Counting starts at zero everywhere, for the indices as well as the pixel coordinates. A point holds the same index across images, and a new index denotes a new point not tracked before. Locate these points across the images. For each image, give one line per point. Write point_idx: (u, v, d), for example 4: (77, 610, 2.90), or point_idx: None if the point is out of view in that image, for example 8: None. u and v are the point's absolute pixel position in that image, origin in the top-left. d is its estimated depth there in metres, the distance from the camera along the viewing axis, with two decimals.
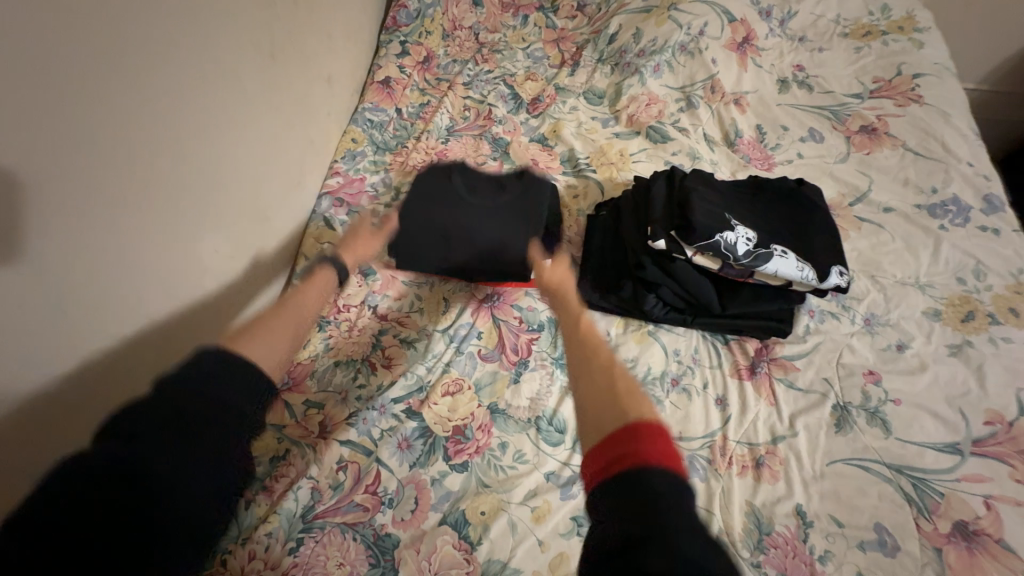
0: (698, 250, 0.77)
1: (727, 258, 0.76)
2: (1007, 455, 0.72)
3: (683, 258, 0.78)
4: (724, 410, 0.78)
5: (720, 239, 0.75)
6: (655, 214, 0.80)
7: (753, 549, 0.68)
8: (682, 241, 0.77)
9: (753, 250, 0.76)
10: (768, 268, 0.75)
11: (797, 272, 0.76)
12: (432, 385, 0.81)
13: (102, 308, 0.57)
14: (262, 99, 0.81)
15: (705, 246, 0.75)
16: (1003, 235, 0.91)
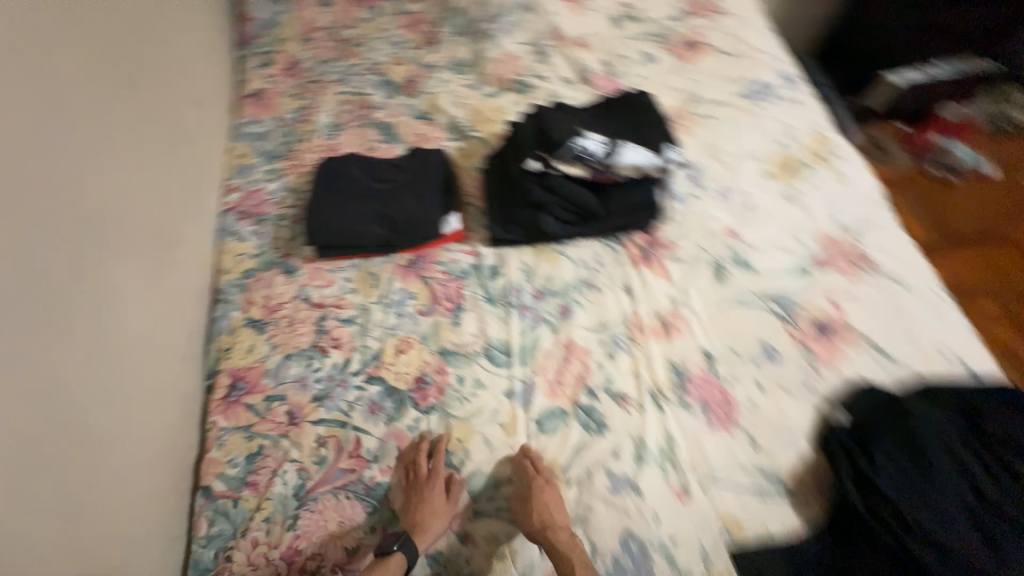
0: (563, 161, 0.92)
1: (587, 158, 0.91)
2: (838, 262, 0.93)
3: (557, 172, 0.93)
4: (631, 294, 0.92)
5: (575, 146, 0.91)
6: (524, 147, 0.97)
7: (678, 391, 0.84)
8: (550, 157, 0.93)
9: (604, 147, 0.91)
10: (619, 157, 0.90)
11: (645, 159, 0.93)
12: (385, 349, 0.87)
13: (36, 351, 0.58)
14: (131, 132, 0.82)
15: (565, 153, 0.91)
16: (802, 102, 1.14)
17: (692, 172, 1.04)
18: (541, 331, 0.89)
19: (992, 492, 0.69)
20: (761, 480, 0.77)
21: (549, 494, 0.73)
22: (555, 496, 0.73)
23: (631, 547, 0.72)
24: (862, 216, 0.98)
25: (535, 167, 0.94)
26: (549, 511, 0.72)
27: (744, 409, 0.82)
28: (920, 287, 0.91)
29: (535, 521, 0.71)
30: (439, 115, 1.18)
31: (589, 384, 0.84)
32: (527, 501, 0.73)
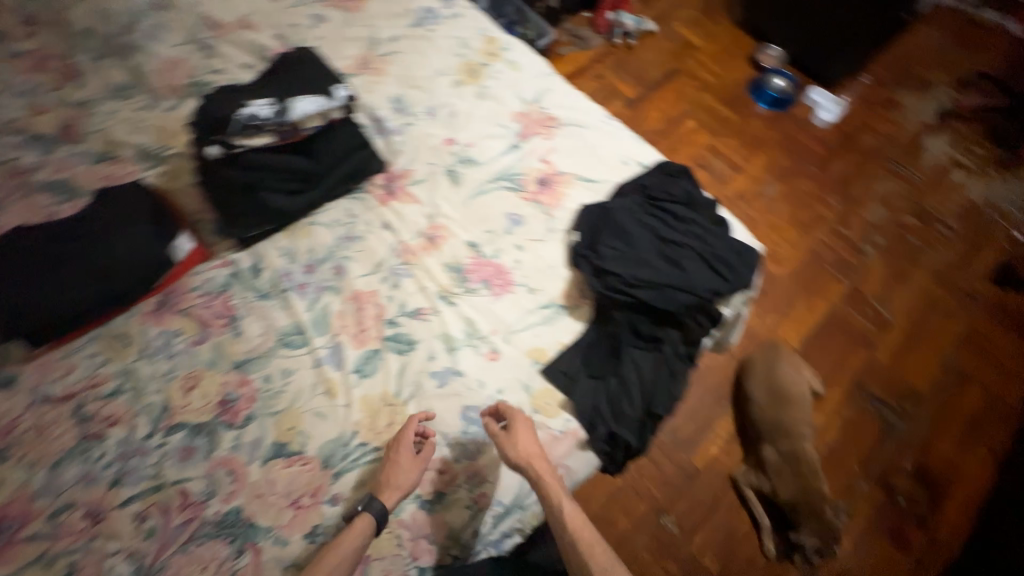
0: (240, 136, 0.89)
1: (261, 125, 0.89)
2: (536, 129, 1.13)
3: (242, 149, 0.90)
4: (391, 228, 1.00)
5: (242, 118, 0.88)
6: (202, 138, 0.90)
7: (462, 283, 0.96)
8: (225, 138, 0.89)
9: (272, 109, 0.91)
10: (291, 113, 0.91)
11: (316, 104, 0.93)
12: (171, 396, 0.81)
13: None
14: None
15: (236, 128, 0.88)
16: (463, 15, 1.29)
17: (397, 103, 1.13)
18: (326, 298, 0.92)
19: (668, 232, 0.95)
20: (546, 311, 0.94)
21: (523, 424, 0.79)
22: (523, 428, 0.79)
23: (472, 416, 0.84)
24: (538, 87, 1.19)
25: (217, 152, 0.90)
26: (526, 445, 0.77)
27: (515, 270, 0.98)
28: (594, 122, 1.16)
29: (517, 452, 0.77)
30: (121, 149, 1.05)
31: (388, 318, 0.91)
32: (508, 437, 0.79)
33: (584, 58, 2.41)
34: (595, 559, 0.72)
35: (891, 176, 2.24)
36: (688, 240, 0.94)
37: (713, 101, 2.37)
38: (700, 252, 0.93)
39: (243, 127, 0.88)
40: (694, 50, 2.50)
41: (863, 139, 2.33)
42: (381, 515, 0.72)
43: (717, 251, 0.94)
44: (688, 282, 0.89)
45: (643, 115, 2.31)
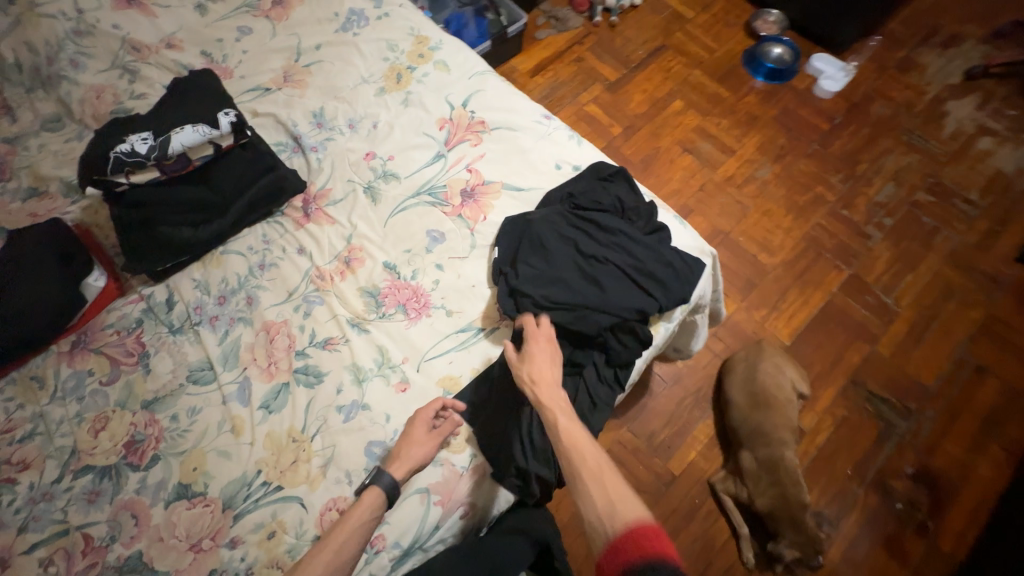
0: (121, 173, 0.87)
1: (143, 162, 0.88)
2: (463, 136, 1.06)
3: (125, 185, 0.88)
4: (306, 252, 0.96)
5: (121, 154, 0.87)
6: (85, 175, 0.88)
7: (376, 309, 0.92)
8: (106, 176, 0.87)
9: (154, 143, 0.88)
10: (172, 148, 0.88)
11: (197, 134, 0.90)
12: (79, 438, 0.82)
13: None
14: None
15: (115, 166, 0.86)
16: (392, 15, 1.20)
17: (318, 118, 1.08)
18: (237, 330, 0.90)
19: (590, 245, 0.88)
20: (463, 335, 0.89)
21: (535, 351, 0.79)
22: (536, 352, 0.79)
23: (375, 452, 0.81)
24: (468, 89, 1.11)
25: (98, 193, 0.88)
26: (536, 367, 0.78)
27: (433, 292, 0.93)
28: (527, 123, 1.07)
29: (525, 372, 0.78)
30: (48, 184, 1.05)
31: (298, 349, 0.89)
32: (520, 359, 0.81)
33: (563, 40, 2.28)
34: (588, 464, 0.69)
35: (906, 149, 2.02)
36: (610, 254, 0.87)
37: (702, 77, 2.19)
38: (622, 266, 0.86)
39: (122, 165, 0.87)
40: (683, 22, 2.32)
41: (874, 108, 2.10)
42: (391, 489, 0.72)
43: (644, 263, 0.86)
44: (606, 300, 0.82)
45: (626, 97, 2.15)
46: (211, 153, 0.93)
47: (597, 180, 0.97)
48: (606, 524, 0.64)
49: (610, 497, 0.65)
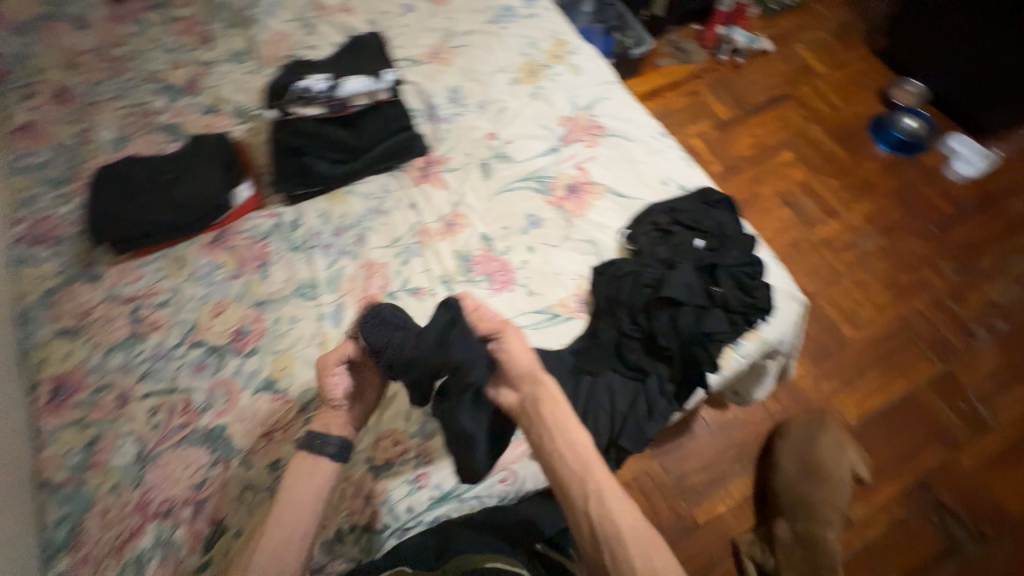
0: (298, 104, 1.01)
1: (316, 97, 1.00)
2: (579, 136, 1.11)
3: (297, 116, 1.01)
4: (416, 207, 1.05)
5: (301, 89, 1.00)
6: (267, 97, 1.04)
7: (466, 273, 0.98)
8: (285, 105, 1.01)
9: (328, 84, 1.01)
10: (343, 90, 1.01)
11: (363, 83, 1.02)
12: (201, 316, 0.95)
13: None
14: None
15: (296, 97, 1.00)
16: (539, 16, 1.30)
17: (453, 93, 1.18)
18: (343, 261, 1.01)
19: (632, 282, 0.88)
20: (538, 316, 0.93)
21: (544, 375, 0.74)
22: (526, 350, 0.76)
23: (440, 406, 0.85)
24: (594, 94, 1.16)
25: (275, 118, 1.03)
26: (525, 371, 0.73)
27: (520, 270, 0.98)
28: (643, 137, 1.11)
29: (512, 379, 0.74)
30: (224, 105, 1.24)
31: (390, 290, 0.97)
32: (501, 368, 0.75)
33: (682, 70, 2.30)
34: (624, 516, 0.63)
35: None
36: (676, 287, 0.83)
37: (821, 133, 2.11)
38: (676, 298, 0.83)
39: (301, 98, 1.01)
40: (811, 75, 2.26)
41: (1010, 203, 1.92)
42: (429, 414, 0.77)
43: (695, 297, 0.84)
44: (642, 357, 0.85)
45: (734, 137, 2.12)
46: (368, 103, 1.03)
47: (702, 203, 0.97)
48: (592, 513, 0.64)
49: (597, 487, 0.65)
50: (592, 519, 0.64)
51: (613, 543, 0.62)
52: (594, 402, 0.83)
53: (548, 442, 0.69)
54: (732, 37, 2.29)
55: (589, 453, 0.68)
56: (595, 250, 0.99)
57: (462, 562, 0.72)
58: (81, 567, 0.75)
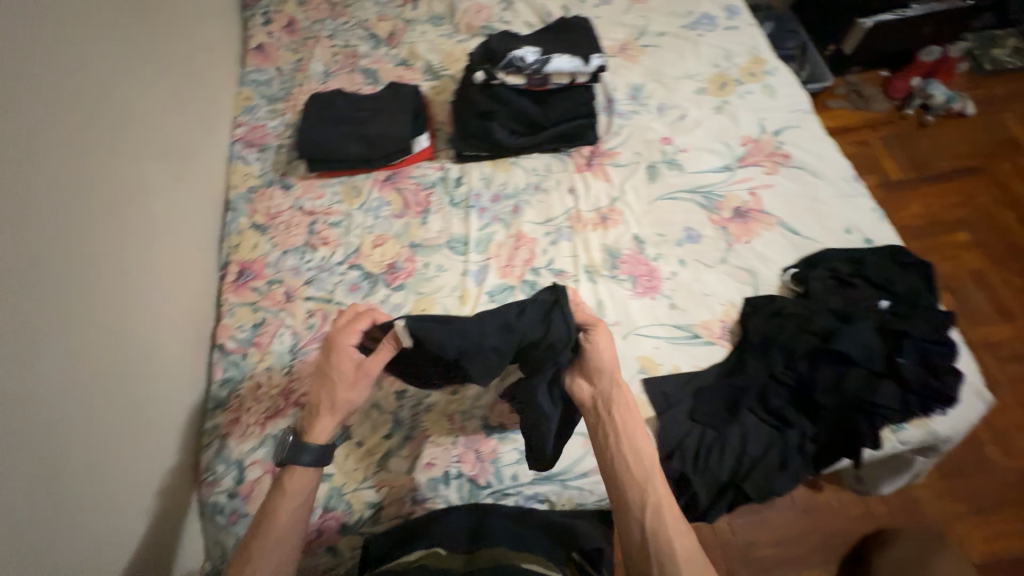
0: (505, 71, 1.06)
1: (523, 69, 1.05)
2: (759, 160, 1.05)
3: (500, 83, 1.07)
4: (575, 193, 1.06)
5: (513, 57, 1.04)
6: (473, 59, 1.10)
7: (611, 268, 0.97)
8: (494, 68, 1.06)
9: (538, 58, 1.05)
10: (550, 68, 1.04)
11: (569, 64, 1.04)
12: (363, 243, 1.04)
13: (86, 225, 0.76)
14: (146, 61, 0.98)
15: (506, 65, 1.05)
16: (740, 30, 1.24)
17: (634, 91, 1.17)
18: (495, 227, 1.04)
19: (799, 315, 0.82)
20: (677, 331, 0.90)
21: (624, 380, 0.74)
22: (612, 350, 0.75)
23: None
24: (785, 120, 1.09)
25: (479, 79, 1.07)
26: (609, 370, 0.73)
27: (667, 280, 0.95)
28: (832, 176, 1.02)
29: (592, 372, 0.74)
30: (417, 61, 1.34)
31: (534, 265, 0.99)
32: (587, 359, 0.75)
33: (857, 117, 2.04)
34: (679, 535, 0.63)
35: None
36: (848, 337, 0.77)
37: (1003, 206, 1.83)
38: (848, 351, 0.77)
39: (509, 66, 1.05)
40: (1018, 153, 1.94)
41: None
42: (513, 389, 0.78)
43: (868, 356, 0.77)
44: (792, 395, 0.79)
45: (903, 201, 1.88)
46: (566, 83, 1.06)
47: (894, 261, 0.88)
48: (647, 523, 0.64)
49: (655, 499, 0.65)
50: (645, 527, 0.64)
51: (662, 561, 0.61)
52: (723, 430, 0.78)
53: (611, 443, 0.70)
54: (929, 90, 1.98)
55: (654, 465, 0.68)
56: (752, 281, 0.93)
57: (494, 556, 0.71)
58: (233, 428, 0.86)
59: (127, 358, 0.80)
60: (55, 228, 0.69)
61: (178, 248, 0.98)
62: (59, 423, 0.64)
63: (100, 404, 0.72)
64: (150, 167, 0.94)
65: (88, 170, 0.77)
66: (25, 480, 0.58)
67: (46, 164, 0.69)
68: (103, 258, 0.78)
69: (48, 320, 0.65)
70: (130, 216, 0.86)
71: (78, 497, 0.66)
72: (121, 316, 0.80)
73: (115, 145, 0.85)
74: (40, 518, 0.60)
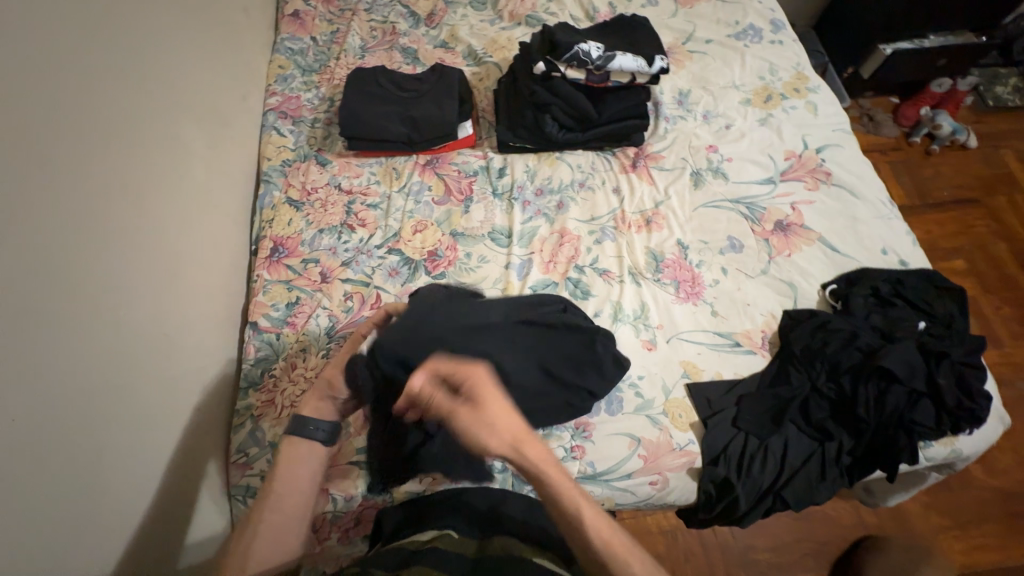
0: (567, 64, 1.04)
1: (587, 64, 1.04)
2: (801, 176, 1.06)
3: (560, 76, 1.06)
4: (619, 194, 1.06)
5: (578, 50, 1.03)
6: (532, 50, 1.08)
7: (654, 272, 0.97)
8: (555, 60, 1.05)
9: (603, 54, 1.03)
10: (614, 66, 1.03)
11: (633, 64, 1.04)
12: (403, 228, 1.02)
13: (128, 187, 0.74)
14: (181, 27, 0.94)
15: (570, 58, 1.03)
16: (786, 44, 1.25)
17: (680, 96, 1.18)
18: (539, 222, 1.03)
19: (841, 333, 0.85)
20: (720, 338, 0.91)
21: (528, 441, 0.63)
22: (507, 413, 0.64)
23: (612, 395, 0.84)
24: (827, 139, 1.11)
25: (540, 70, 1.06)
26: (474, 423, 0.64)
27: (710, 287, 0.96)
28: (870, 197, 1.04)
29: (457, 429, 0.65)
30: (458, 44, 1.30)
31: (578, 263, 0.98)
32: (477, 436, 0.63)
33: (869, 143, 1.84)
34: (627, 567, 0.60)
35: None
36: (891, 358, 0.79)
37: None
38: (890, 371, 0.79)
39: (573, 59, 1.03)
40: None
41: None
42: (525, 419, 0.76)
43: (910, 376, 0.79)
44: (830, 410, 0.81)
45: None
46: (625, 82, 1.06)
47: (931, 285, 0.91)
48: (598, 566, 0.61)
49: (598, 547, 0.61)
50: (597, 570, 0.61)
51: None
52: (763, 439, 0.81)
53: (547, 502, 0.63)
54: (936, 122, 1.78)
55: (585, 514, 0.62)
56: (792, 294, 0.95)
57: (509, 544, 0.63)
58: (267, 409, 0.83)
59: (171, 328, 0.78)
60: (94, 189, 0.67)
61: (216, 219, 0.96)
62: (105, 389, 0.63)
63: (147, 372, 0.72)
64: (188, 134, 0.91)
65: (125, 133, 0.75)
66: (77, 443, 0.58)
67: (82, 123, 0.66)
68: (145, 225, 0.76)
69: (89, 284, 0.63)
70: (168, 182, 0.84)
71: (126, 465, 0.66)
72: (163, 288, 0.78)
73: (150, 107, 0.82)
74: (86, 488, 0.59)
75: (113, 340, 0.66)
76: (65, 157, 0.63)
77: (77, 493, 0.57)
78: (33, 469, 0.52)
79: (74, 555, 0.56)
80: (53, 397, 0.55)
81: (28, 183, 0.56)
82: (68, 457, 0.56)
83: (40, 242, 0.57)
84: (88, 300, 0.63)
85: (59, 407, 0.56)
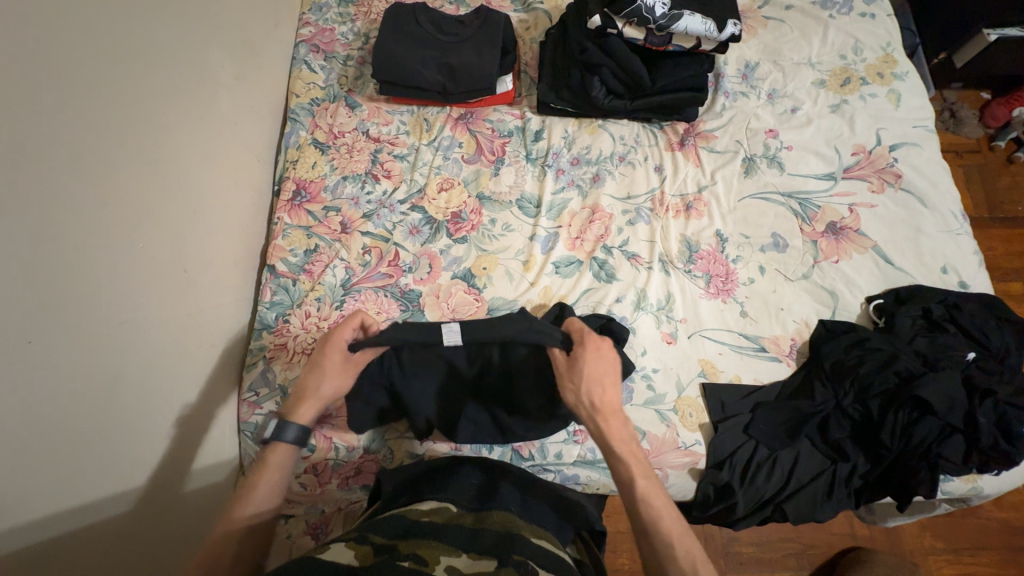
0: (626, 20, 0.94)
1: (648, 22, 0.93)
2: (867, 175, 0.96)
3: (616, 33, 0.96)
4: (661, 174, 0.98)
5: (641, 5, 0.92)
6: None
7: (685, 262, 0.91)
8: (614, 15, 0.94)
9: (668, 12, 0.92)
10: (678, 27, 0.93)
11: (701, 27, 0.93)
12: (429, 185, 0.97)
13: (149, 115, 0.72)
14: None
15: (630, 12, 0.92)
16: (878, 18, 1.09)
17: (746, 70, 1.06)
18: (571, 194, 0.97)
19: (876, 354, 0.80)
20: (746, 341, 0.86)
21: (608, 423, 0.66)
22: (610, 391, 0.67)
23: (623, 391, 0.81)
24: (905, 136, 0.99)
25: (595, 24, 0.96)
26: (610, 401, 0.67)
27: (743, 286, 0.90)
28: (940, 207, 0.94)
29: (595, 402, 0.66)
30: None
31: (606, 243, 0.92)
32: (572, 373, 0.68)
33: (949, 145, 1.63)
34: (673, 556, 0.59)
35: None
36: (930, 387, 0.74)
37: None
38: (931, 398, 0.74)
39: (634, 11, 0.92)
40: None
41: None
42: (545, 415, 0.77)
43: (945, 406, 0.75)
44: (848, 431, 0.79)
45: None
46: (688, 48, 0.97)
47: (989, 312, 0.84)
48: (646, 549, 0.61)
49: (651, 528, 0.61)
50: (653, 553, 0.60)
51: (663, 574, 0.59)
52: (776, 450, 0.78)
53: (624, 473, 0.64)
54: None
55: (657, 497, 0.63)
56: (831, 303, 0.88)
57: (506, 520, 0.57)
58: (279, 353, 0.84)
59: (191, 265, 0.78)
60: (112, 116, 0.65)
61: (241, 154, 0.94)
62: (123, 321, 0.65)
63: (168, 304, 0.73)
64: (214, 63, 0.87)
65: (144, 55, 0.72)
66: (92, 369, 0.59)
67: (99, 44, 0.64)
68: (165, 157, 0.74)
69: (101, 211, 0.62)
70: (192, 114, 0.81)
71: (148, 394, 0.68)
72: (185, 221, 0.78)
73: (175, 33, 0.78)
74: (108, 411, 0.61)
75: (129, 273, 0.66)
76: (83, 81, 0.61)
77: (97, 417, 0.60)
78: (50, 392, 0.54)
79: (91, 473, 0.59)
80: (64, 326, 0.56)
81: (36, 101, 0.55)
82: (84, 383, 0.58)
83: (47, 164, 0.55)
84: (104, 231, 0.63)
85: (71, 334, 0.57)
